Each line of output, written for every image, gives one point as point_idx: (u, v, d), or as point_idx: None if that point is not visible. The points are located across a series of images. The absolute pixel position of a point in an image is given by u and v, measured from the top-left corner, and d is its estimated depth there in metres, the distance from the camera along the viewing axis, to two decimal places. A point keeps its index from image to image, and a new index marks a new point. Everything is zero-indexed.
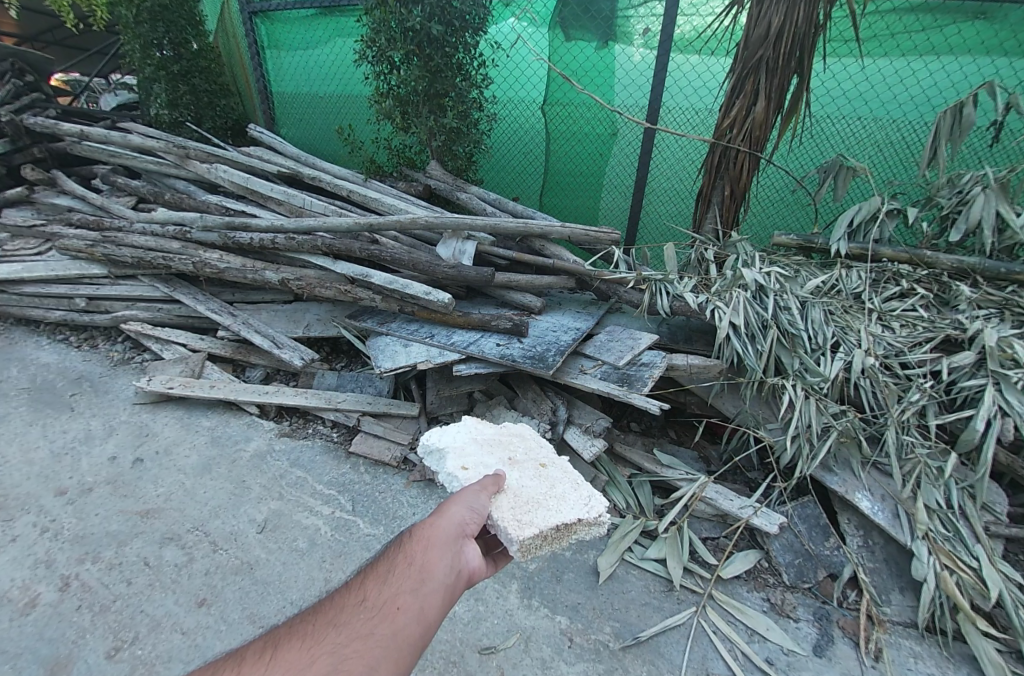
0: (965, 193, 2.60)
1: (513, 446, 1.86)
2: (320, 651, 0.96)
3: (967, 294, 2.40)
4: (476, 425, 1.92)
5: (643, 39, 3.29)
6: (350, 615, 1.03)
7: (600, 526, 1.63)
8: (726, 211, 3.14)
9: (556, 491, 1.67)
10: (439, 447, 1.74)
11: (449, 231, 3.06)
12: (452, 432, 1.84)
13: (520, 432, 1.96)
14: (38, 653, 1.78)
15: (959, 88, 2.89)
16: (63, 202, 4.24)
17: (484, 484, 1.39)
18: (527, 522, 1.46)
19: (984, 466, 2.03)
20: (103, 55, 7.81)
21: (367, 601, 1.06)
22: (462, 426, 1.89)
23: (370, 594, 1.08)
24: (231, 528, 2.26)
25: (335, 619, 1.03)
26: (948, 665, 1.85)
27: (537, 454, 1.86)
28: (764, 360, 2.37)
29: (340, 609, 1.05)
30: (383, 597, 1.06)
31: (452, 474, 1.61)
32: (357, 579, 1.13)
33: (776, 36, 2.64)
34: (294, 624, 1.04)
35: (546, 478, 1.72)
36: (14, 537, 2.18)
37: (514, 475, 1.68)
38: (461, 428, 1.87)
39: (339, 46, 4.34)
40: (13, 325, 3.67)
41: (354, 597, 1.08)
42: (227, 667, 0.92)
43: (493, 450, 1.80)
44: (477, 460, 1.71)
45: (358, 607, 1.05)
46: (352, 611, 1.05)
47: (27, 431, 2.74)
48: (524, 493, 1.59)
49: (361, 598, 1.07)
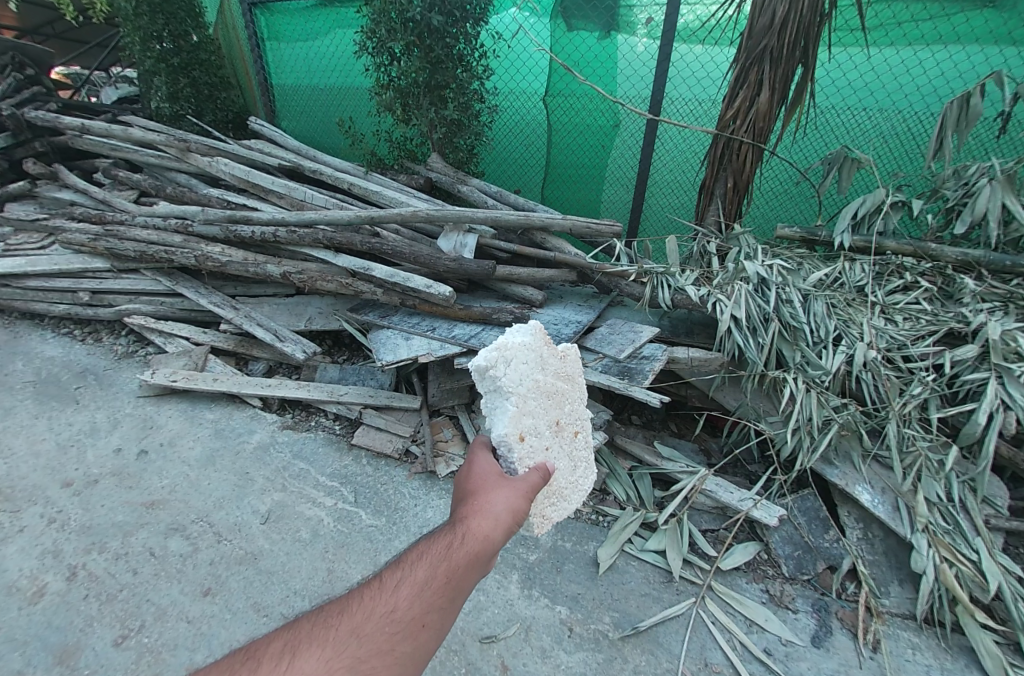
0: (970, 185, 2.57)
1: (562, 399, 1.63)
2: (336, 664, 0.86)
3: (971, 287, 2.38)
4: (538, 350, 1.59)
5: (647, 29, 3.25)
6: (375, 624, 0.92)
7: None
8: (729, 203, 3.12)
9: (576, 471, 1.64)
10: (504, 389, 1.46)
11: (450, 225, 3.05)
12: (517, 360, 1.51)
13: (572, 369, 1.69)
14: (46, 641, 1.81)
15: (966, 78, 2.85)
16: (65, 196, 4.26)
17: (533, 480, 1.26)
18: (545, 519, 1.52)
19: (985, 460, 2.02)
20: (101, 47, 7.80)
21: (395, 612, 0.94)
22: (526, 350, 1.55)
23: (401, 601, 0.96)
24: (235, 519, 2.29)
25: (360, 627, 0.91)
26: (945, 657, 1.87)
27: (577, 414, 1.70)
28: (765, 353, 2.36)
29: (363, 611, 0.94)
30: (413, 610, 0.95)
31: (510, 443, 1.39)
32: (389, 575, 1.01)
33: (780, 27, 2.61)
34: (316, 619, 0.94)
35: (575, 454, 1.65)
36: (21, 528, 2.22)
37: (554, 449, 1.55)
38: (525, 356, 1.54)
39: (339, 37, 4.31)
40: (18, 319, 3.70)
41: (383, 600, 0.96)
42: (243, 668, 0.84)
43: (544, 402, 1.57)
44: (533, 424, 1.49)
45: (384, 617, 0.93)
46: (378, 618, 0.93)
47: (33, 423, 2.77)
48: (559, 481, 1.57)
49: (390, 604, 0.95)
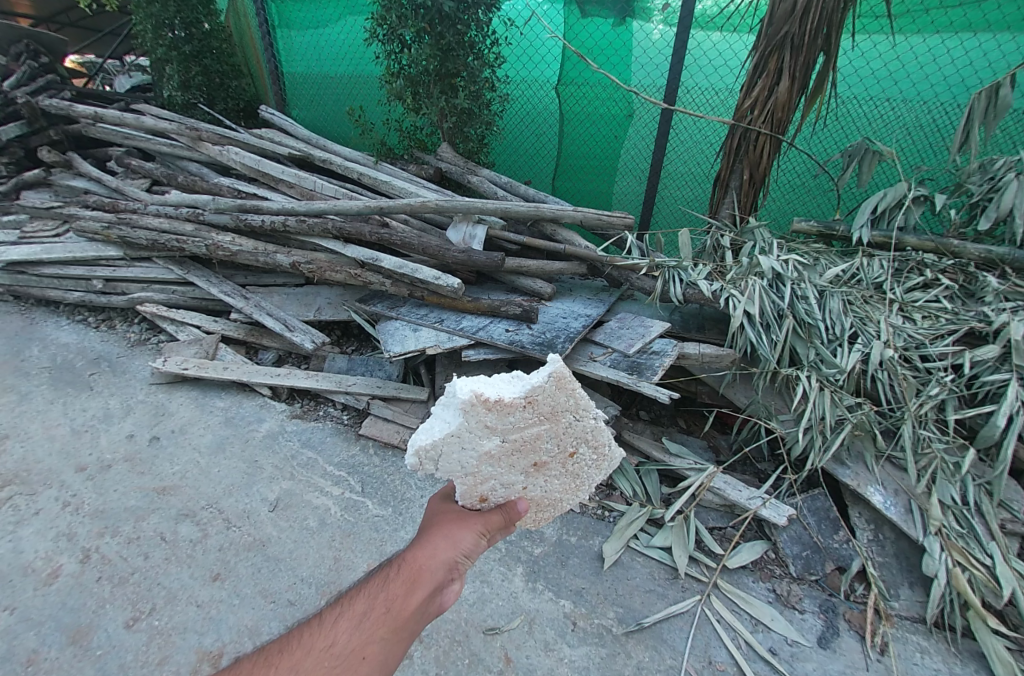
0: (996, 180, 2.48)
1: (542, 441, 1.38)
2: None
3: (994, 285, 2.31)
4: (523, 415, 1.31)
5: (663, 15, 3.16)
6: (313, 659, 0.95)
7: (605, 450, 1.51)
8: (745, 196, 3.06)
9: (580, 480, 1.52)
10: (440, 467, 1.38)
11: (459, 215, 3.02)
12: (470, 455, 1.31)
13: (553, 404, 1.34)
14: (61, 622, 1.86)
15: (995, 67, 2.75)
16: (80, 185, 4.31)
17: (488, 519, 1.29)
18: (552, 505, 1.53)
19: (1003, 463, 1.97)
20: (116, 36, 7.88)
21: (333, 647, 0.97)
22: (500, 433, 1.32)
23: (341, 637, 0.99)
24: (245, 506, 2.32)
25: (301, 661, 0.95)
26: (955, 661, 1.83)
27: (570, 439, 1.41)
28: (778, 350, 2.32)
29: (305, 649, 0.97)
30: (355, 646, 0.97)
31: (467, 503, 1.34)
32: (332, 613, 1.05)
33: (802, 13, 2.52)
34: (258, 654, 0.98)
35: (571, 470, 1.48)
36: (36, 511, 2.27)
37: (532, 486, 1.43)
38: (492, 436, 1.32)
39: (348, 24, 4.27)
40: (35, 306, 3.77)
41: (325, 638, 0.99)
42: None
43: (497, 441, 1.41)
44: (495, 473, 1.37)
45: (325, 652, 0.96)
46: (317, 652, 0.97)
47: (48, 408, 2.83)
48: (544, 500, 1.49)
49: (330, 639, 0.98)
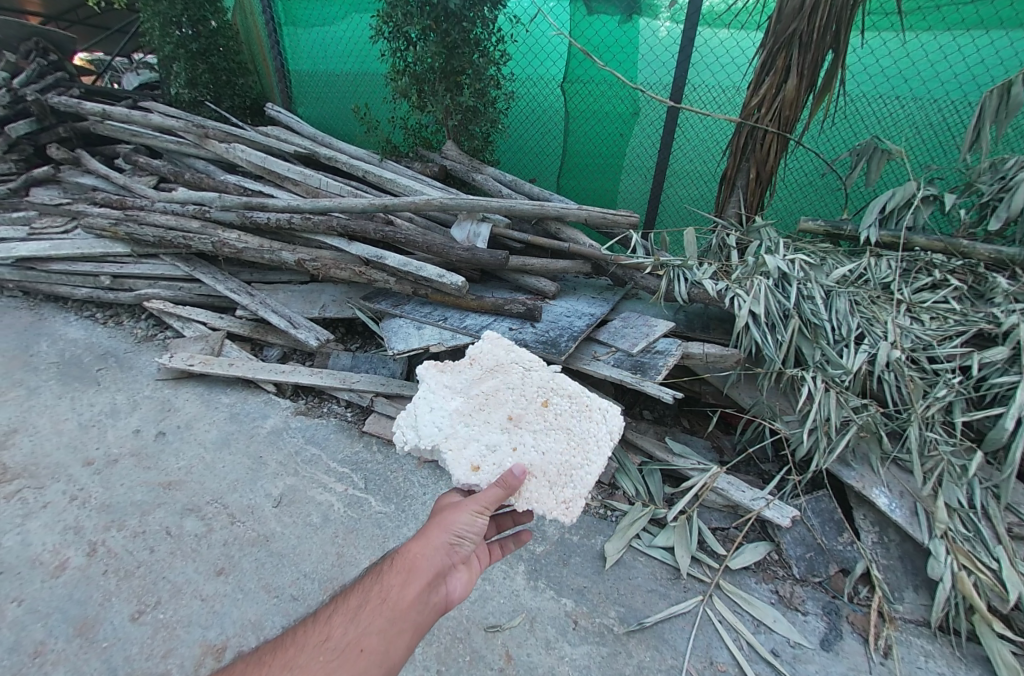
0: (1007, 179, 2.45)
1: (503, 395, 1.70)
2: None
3: (1004, 286, 2.28)
4: (477, 376, 1.75)
5: (670, 12, 3.13)
6: (309, 654, 0.99)
7: (576, 398, 1.70)
8: (751, 195, 3.03)
9: (574, 438, 1.60)
10: (431, 457, 1.56)
11: (463, 213, 3.02)
12: (442, 413, 1.60)
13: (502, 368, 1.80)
14: (67, 613, 1.89)
15: (1008, 65, 2.71)
16: (88, 181, 4.34)
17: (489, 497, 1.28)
18: (565, 474, 1.52)
19: (1011, 467, 1.94)
20: (124, 35, 7.92)
21: (330, 640, 1.02)
22: (462, 395, 1.68)
23: (339, 632, 1.03)
24: (249, 501, 2.34)
25: (299, 654, 1.00)
26: (959, 665, 1.82)
27: (529, 390, 1.72)
28: (783, 350, 2.30)
29: (304, 643, 1.02)
30: (352, 639, 1.02)
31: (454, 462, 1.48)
32: (331, 610, 1.10)
33: (811, 10, 2.49)
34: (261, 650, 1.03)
35: (556, 423, 1.64)
36: (45, 504, 2.30)
37: (520, 442, 1.57)
38: (457, 399, 1.66)
39: (354, 22, 4.27)
40: (44, 302, 3.81)
41: (322, 633, 1.04)
42: None
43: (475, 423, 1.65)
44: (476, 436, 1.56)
45: (322, 645, 1.01)
46: (314, 647, 1.01)
47: (57, 403, 2.86)
48: (549, 466, 1.53)
49: (327, 633, 1.03)
